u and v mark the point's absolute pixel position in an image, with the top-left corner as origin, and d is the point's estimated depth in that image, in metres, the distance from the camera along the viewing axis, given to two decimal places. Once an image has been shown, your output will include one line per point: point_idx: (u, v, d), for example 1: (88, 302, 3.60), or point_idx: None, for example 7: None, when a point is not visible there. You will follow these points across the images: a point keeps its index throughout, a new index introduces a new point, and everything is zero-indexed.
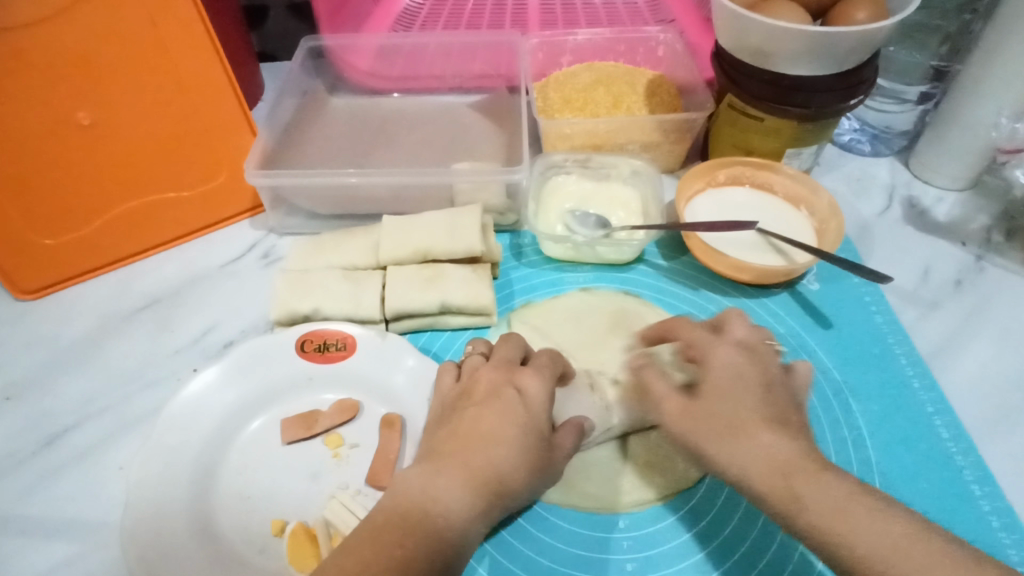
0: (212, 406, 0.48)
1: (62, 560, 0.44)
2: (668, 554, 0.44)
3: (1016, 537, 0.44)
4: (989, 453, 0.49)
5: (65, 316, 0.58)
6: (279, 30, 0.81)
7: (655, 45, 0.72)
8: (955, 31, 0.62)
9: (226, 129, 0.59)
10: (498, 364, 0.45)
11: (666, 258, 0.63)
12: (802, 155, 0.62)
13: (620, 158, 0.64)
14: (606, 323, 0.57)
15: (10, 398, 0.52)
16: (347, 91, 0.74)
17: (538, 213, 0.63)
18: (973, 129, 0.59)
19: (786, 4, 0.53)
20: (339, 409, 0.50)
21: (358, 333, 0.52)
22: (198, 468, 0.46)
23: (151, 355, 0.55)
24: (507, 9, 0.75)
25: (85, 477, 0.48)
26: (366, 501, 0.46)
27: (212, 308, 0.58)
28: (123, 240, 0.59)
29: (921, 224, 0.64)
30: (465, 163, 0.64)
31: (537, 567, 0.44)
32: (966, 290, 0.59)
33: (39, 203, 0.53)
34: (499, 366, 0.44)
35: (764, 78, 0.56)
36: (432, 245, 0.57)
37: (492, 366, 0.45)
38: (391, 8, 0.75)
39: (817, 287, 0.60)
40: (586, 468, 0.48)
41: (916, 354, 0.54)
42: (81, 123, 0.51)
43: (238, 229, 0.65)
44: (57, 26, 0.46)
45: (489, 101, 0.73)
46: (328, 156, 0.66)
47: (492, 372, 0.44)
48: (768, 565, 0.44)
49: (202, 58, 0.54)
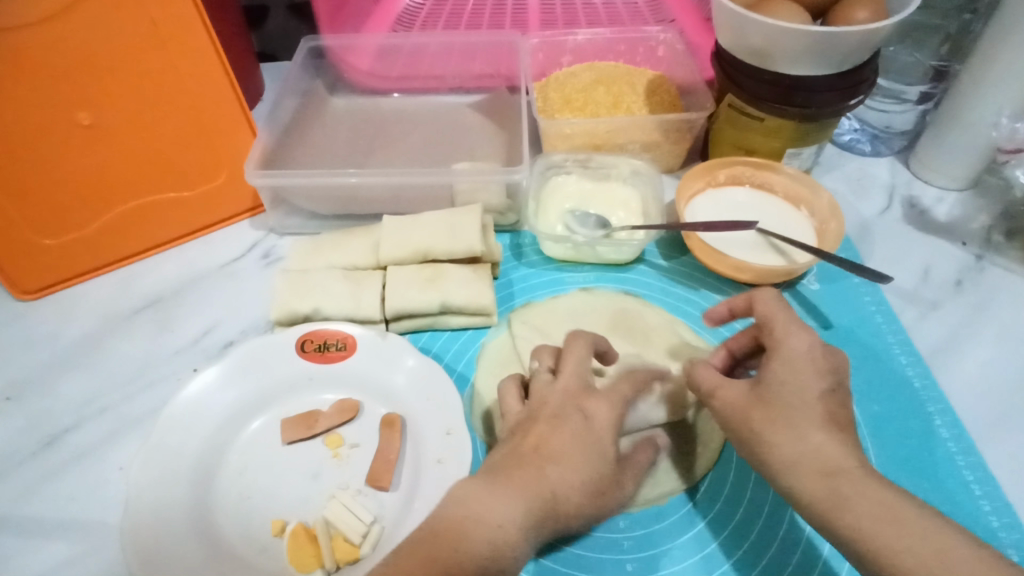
0: (212, 406, 0.48)
1: (62, 560, 0.44)
2: (669, 553, 0.44)
3: (1016, 537, 0.44)
4: (988, 453, 0.49)
5: (65, 316, 0.57)
6: (278, 31, 0.81)
7: (655, 45, 0.72)
8: (955, 31, 0.63)
9: (226, 130, 0.58)
10: (568, 387, 0.42)
11: (666, 258, 0.63)
12: (802, 155, 0.62)
13: (620, 158, 0.64)
14: (607, 323, 0.57)
15: (10, 398, 0.52)
16: (347, 91, 0.74)
17: (538, 213, 0.63)
18: (972, 129, 0.59)
19: (786, 4, 0.53)
20: (339, 409, 0.49)
21: (358, 334, 0.52)
22: (198, 470, 0.46)
23: (150, 355, 0.55)
24: (507, 9, 0.74)
25: (85, 477, 0.48)
26: (366, 501, 0.45)
27: (212, 308, 0.58)
28: (123, 240, 0.59)
29: (922, 223, 0.64)
30: (465, 163, 0.64)
31: (537, 566, 0.44)
32: (966, 290, 0.59)
33: (37, 202, 0.53)
34: (568, 390, 0.42)
35: (764, 78, 0.56)
36: (432, 246, 0.56)
37: (563, 390, 0.42)
38: (391, 8, 0.75)
39: (817, 287, 0.60)
40: None
41: (916, 353, 0.54)
42: (81, 123, 0.51)
43: (238, 229, 0.64)
44: (59, 26, 0.46)
45: (489, 101, 0.73)
46: (328, 157, 0.66)
47: (561, 397, 0.41)
48: (768, 565, 0.44)
49: (202, 58, 0.54)
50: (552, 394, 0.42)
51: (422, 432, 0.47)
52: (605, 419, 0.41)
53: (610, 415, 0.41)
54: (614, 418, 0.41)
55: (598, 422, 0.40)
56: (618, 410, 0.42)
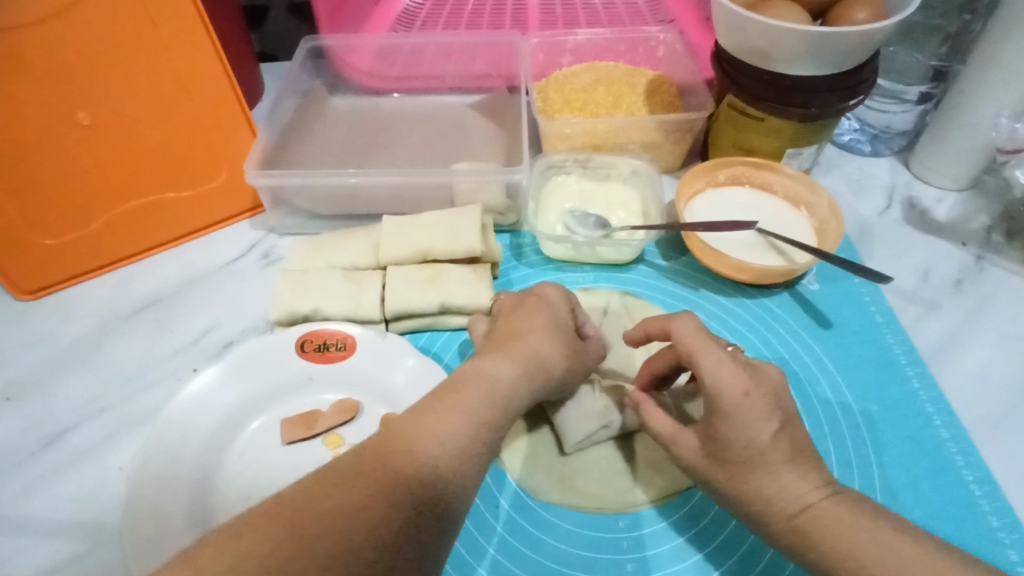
0: (212, 406, 0.48)
1: (61, 560, 0.44)
2: (668, 554, 0.44)
3: (1016, 537, 0.44)
4: (989, 454, 0.49)
5: (65, 317, 0.58)
6: (279, 31, 0.81)
7: (655, 45, 0.72)
8: (955, 31, 0.62)
9: (225, 129, 0.59)
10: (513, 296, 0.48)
11: (666, 258, 0.63)
12: (802, 155, 0.62)
13: (620, 158, 0.64)
14: (626, 323, 0.57)
15: (10, 398, 0.52)
16: (347, 91, 0.74)
17: (538, 213, 0.63)
18: (973, 129, 0.59)
19: (786, 5, 0.53)
20: (339, 409, 0.49)
21: (358, 334, 0.52)
22: (198, 470, 0.46)
23: (150, 355, 0.55)
24: (507, 9, 0.74)
25: (85, 476, 0.48)
26: None
27: (211, 309, 0.58)
28: (123, 240, 0.59)
29: (922, 224, 0.64)
30: (465, 163, 0.64)
31: (537, 566, 0.44)
32: (966, 290, 0.59)
33: (38, 202, 0.53)
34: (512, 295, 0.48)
35: (763, 78, 0.56)
36: (432, 245, 0.57)
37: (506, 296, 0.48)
38: (391, 8, 0.74)
39: (817, 287, 0.60)
40: (586, 468, 0.48)
41: (916, 354, 0.54)
42: (81, 123, 0.51)
43: (238, 229, 0.64)
44: (60, 25, 0.46)
45: (489, 101, 0.73)
46: (328, 157, 0.66)
47: (507, 297, 0.47)
48: (768, 564, 0.44)
49: (202, 56, 0.54)
50: (512, 296, 0.47)
51: None
52: (556, 295, 0.46)
53: (558, 289, 0.47)
54: (564, 296, 0.47)
55: (552, 297, 0.46)
56: (570, 301, 0.47)
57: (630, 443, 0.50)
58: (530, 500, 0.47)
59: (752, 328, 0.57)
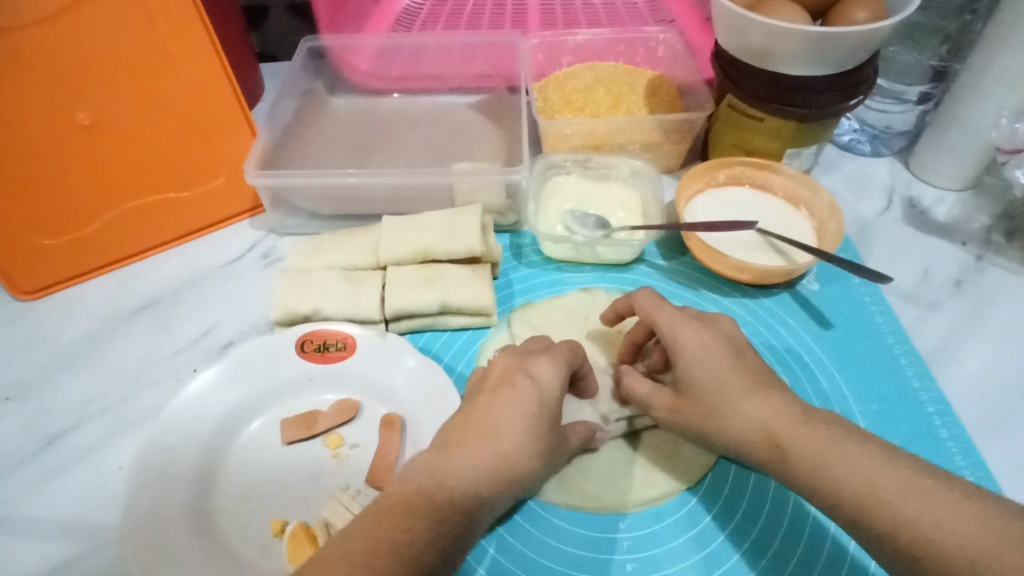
0: (212, 406, 0.48)
1: (61, 560, 0.44)
2: (669, 554, 0.44)
3: None
4: (989, 454, 0.49)
5: (65, 317, 0.58)
6: (279, 31, 0.81)
7: (655, 45, 0.72)
8: (955, 32, 0.62)
9: (226, 130, 0.59)
10: (514, 351, 0.43)
11: (666, 258, 0.63)
12: (802, 155, 0.62)
13: (620, 158, 0.64)
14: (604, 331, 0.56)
15: (10, 398, 0.52)
16: (347, 91, 0.74)
17: (538, 213, 0.63)
18: (973, 129, 0.59)
19: (786, 5, 0.53)
20: (339, 409, 0.49)
21: (358, 334, 0.52)
22: (198, 471, 0.46)
23: (151, 354, 0.55)
24: (507, 9, 0.74)
25: (86, 475, 0.48)
26: (366, 501, 0.45)
27: (211, 309, 0.58)
28: (123, 241, 0.59)
29: (922, 224, 0.64)
30: (465, 163, 0.64)
31: (537, 567, 0.44)
32: (966, 290, 0.59)
33: (40, 202, 0.53)
34: (514, 352, 0.43)
35: (764, 78, 0.56)
36: (432, 246, 0.57)
37: (508, 351, 0.43)
38: (391, 8, 0.74)
39: (817, 287, 0.60)
40: (586, 468, 0.48)
41: (916, 354, 0.54)
42: (81, 123, 0.51)
43: (239, 229, 0.65)
44: (59, 26, 0.46)
45: (489, 102, 0.73)
46: (327, 157, 0.66)
47: (506, 357, 0.42)
48: (768, 565, 0.44)
49: (202, 57, 0.54)
50: (507, 363, 0.42)
51: (421, 432, 0.47)
52: (551, 379, 0.40)
53: (556, 373, 0.41)
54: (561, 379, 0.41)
55: (545, 380, 0.40)
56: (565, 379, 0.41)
57: (630, 441, 0.49)
58: (530, 500, 0.47)
59: (752, 328, 0.57)
